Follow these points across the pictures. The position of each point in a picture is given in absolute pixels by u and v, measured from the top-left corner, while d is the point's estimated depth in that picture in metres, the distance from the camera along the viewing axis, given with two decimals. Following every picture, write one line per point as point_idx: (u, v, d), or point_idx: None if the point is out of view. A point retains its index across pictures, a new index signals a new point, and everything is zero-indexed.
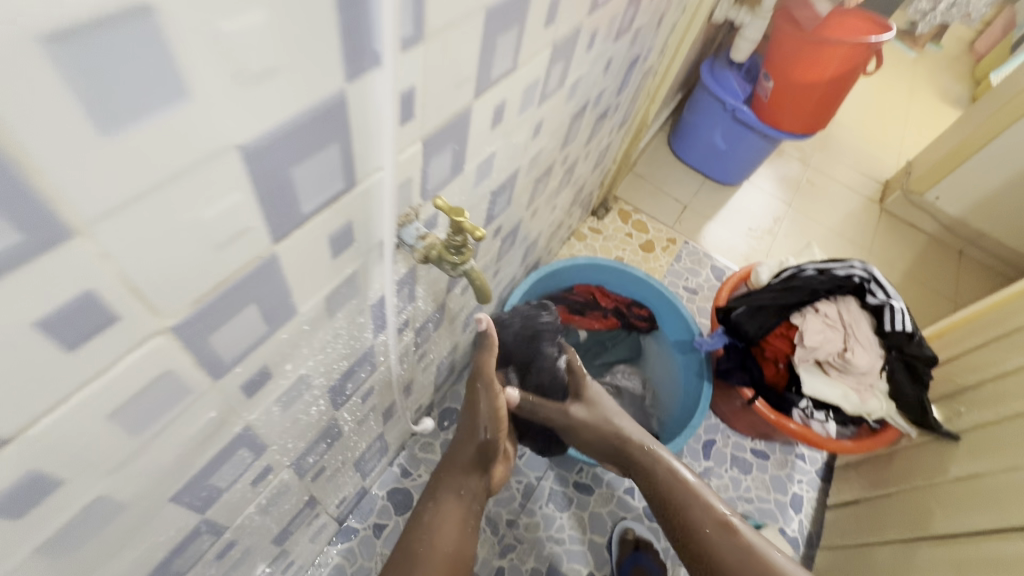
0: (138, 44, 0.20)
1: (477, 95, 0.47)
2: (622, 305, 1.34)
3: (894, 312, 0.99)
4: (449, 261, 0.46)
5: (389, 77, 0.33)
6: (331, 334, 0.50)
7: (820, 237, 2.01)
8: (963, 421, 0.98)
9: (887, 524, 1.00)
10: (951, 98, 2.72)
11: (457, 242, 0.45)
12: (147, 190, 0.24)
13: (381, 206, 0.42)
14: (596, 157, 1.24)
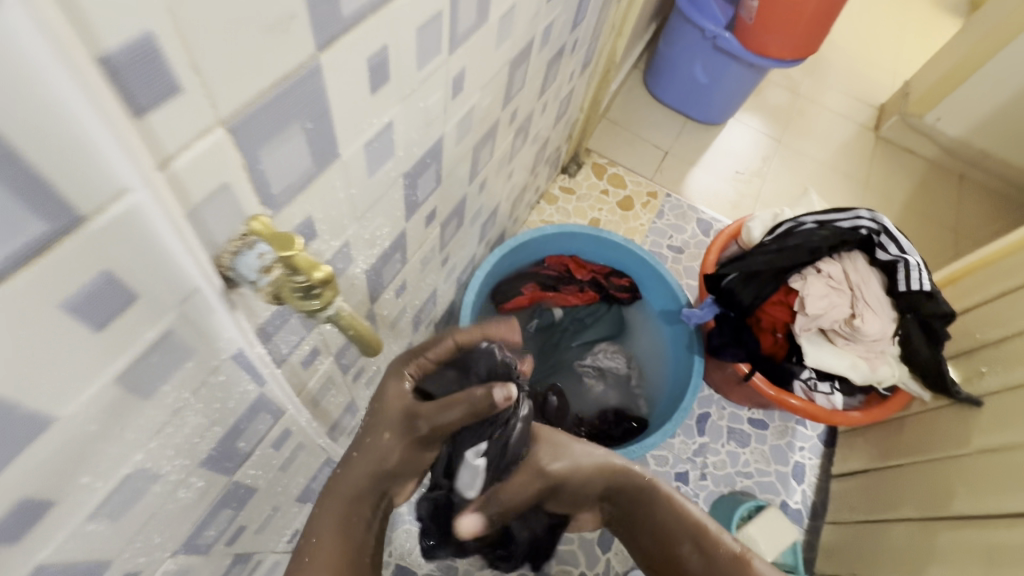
0: None
1: (323, 45, 0.31)
2: (600, 276, 1.19)
3: (909, 269, 0.86)
4: (304, 308, 0.32)
5: (50, 23, 0.17)
6: (175, 406, 0.36)
7: (813, 174, 1.85)
8: (985, 382, 0.88)
9: (901, 499, 0.92)
10: (948, 5, 2.49)
11: (302, 286, 0.30)
12: None
13: (165, 238, 0.27)
14: (558, 108, 1.06)
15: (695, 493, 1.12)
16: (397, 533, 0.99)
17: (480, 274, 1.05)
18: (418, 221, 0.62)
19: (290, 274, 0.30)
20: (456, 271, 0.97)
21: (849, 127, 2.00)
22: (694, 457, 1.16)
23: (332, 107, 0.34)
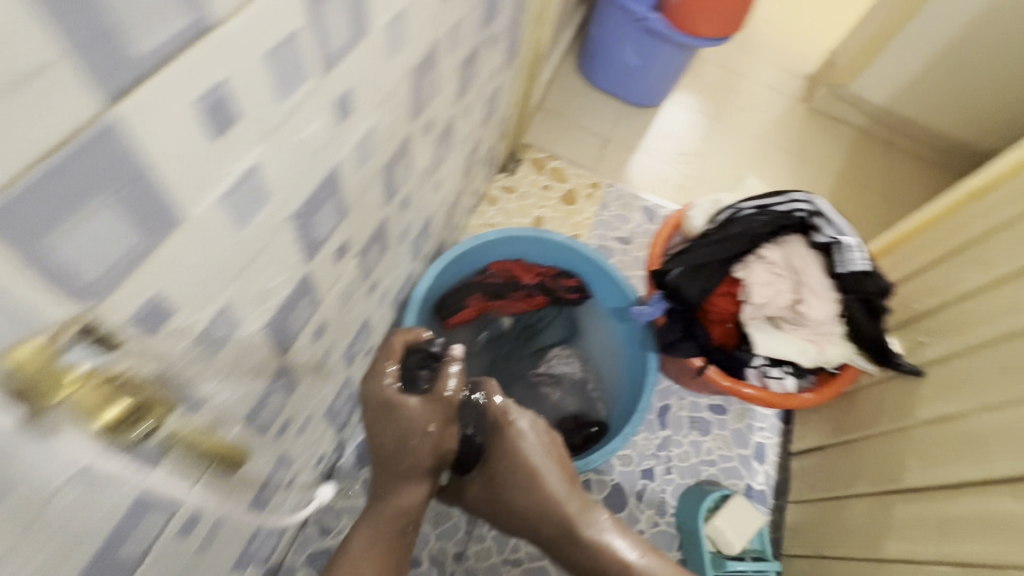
0: None
1: (118, 94, 0.24)
2: (547, 278, 1.15)
3: (846, 249, 0.87)
4: (127, 437, 0.33)
5: None
6: (9, 544, 0.29)
7: (751, 149, 1.87)
8: (925, 352, 0.89)
9: (857, 474, 0.93)
10: None
11: (130, 419, 0.32)
12: None
13: None
14: (484, 108, 1.00)
15: (662, 489, 1.11)
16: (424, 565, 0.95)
17: (420, 289, 0.99)
18: (325, 259, 0.55)
19: (117, 415, 0.31)
20: (391, 293, 0.91)
21: (781, 100, 2.03)
22: (658, 452, 1.14)
23: (153, 167, 0.28)
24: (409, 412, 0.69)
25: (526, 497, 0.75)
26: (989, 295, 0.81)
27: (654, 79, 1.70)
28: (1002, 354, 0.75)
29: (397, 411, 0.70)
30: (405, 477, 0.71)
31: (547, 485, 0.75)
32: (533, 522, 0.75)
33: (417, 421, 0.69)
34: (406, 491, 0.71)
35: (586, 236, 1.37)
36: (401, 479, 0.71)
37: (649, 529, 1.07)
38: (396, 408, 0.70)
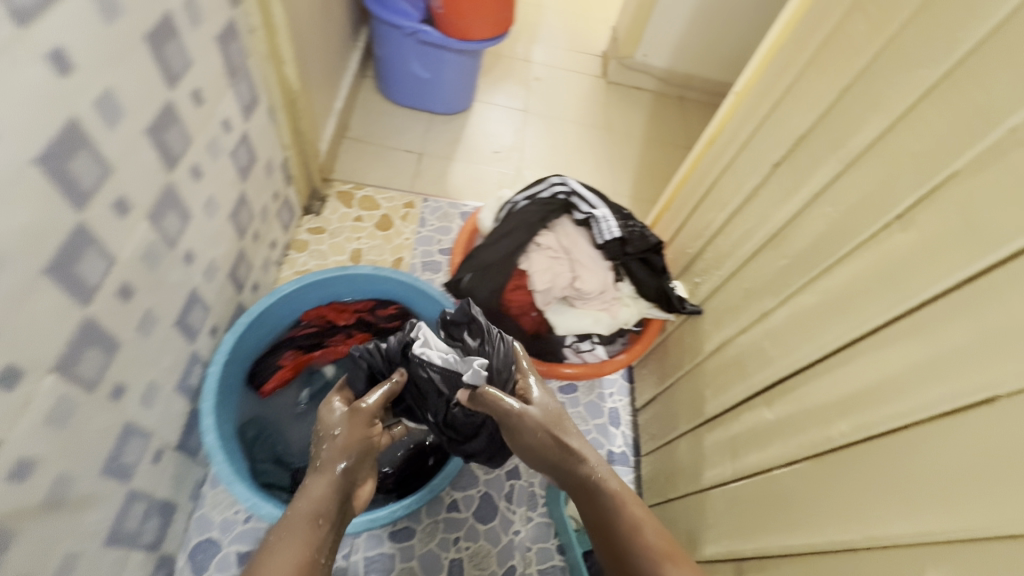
0: None
1: None
2: (364, 312, 1.12)
3: (599, 222, 0.93)
4: None
5: None
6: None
7: (564, 132, 1.96)
8: (700, 291, 0.98)
9: (678, 415, 1.00)
10: None
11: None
12: None
13: None
14: (235, 163, 0.95)
15: (529, 483, 1.12)
16: None
17: (222, 354, 0.94)
18: None
19: None
20: (168, 384, 0.83)
21: (581, 80, 2.15)
22: None
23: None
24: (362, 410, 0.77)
25: (546, 446, 0.74)
26: (729, 230, 0.90)
27: (449, 86, 1.73)
28: (742, 281, 0.84)
29: (325, 419, 0.77)
30: (323, 471, 0.71)
31: (560, 440, 0.74)
32: (546, 463, 0.76)
33: (340, 416, 0.76)
34: (320, 487, 0.70)
35: (408, 257, 1.36)
36: (319, 476, 0.71)
37: (524, 526, 1.07)
38: (325, 418, 0.77)
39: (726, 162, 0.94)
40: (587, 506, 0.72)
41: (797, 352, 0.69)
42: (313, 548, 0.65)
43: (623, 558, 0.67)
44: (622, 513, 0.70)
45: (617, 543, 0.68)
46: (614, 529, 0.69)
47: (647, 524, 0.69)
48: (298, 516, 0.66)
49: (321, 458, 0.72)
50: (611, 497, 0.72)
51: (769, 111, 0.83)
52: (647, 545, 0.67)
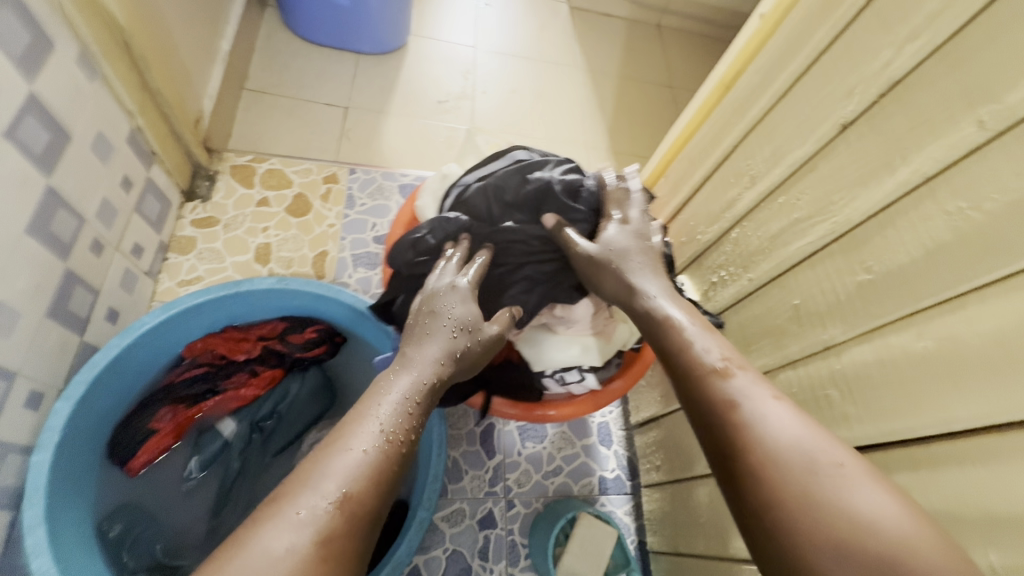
0: None
1: None
2: (271, 340, 0.83)
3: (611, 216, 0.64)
4: None
5: None
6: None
7: (523, 72, 1.62)
8: (721, 294, 0.73)
9: (693, 452, 0.78)
10: None
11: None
12: None
13: None
14: (19, 147, 0.60)
15: (507, 531, 0.90)
16: None
17: (52, 432, 0.65)
18: None
19: None
20: None
21: (540, 5, 1.77)
22: (493, 487, 0.93)
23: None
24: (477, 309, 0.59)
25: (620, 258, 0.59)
26: (762, 217, 0.66)
27: (374, 16, 1.34)
28: (791, 293, 0.61)
29: (452, 296, 0.59)
30: (448, 348, 0.55)
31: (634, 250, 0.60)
32: (609, 287, 0.59)
33: (460, 300, 0.58)
34: (438, 364, 0.53)
35: (335, 250, 1.05)
36: (447, 363, 0.54)
37: None
38: (453, 297, 0.59)
39: (758, 116, 0.67)
40: (645, 331, 0.55)
41: (905, 415, 0.47)
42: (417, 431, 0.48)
43: (678, 385, 0.48)
44: (681, 329, 0.51)
45: (666, 367, 0.51)
46: (669, 346, 0.51)
47: (703, 343, 0.49)
48: (415, 387, 0.50)
49: (454, 340, 0.55)
50: (664, 320, 0.53)
51: (836, 40, 0.55)
52: (694, 361, 0.48)
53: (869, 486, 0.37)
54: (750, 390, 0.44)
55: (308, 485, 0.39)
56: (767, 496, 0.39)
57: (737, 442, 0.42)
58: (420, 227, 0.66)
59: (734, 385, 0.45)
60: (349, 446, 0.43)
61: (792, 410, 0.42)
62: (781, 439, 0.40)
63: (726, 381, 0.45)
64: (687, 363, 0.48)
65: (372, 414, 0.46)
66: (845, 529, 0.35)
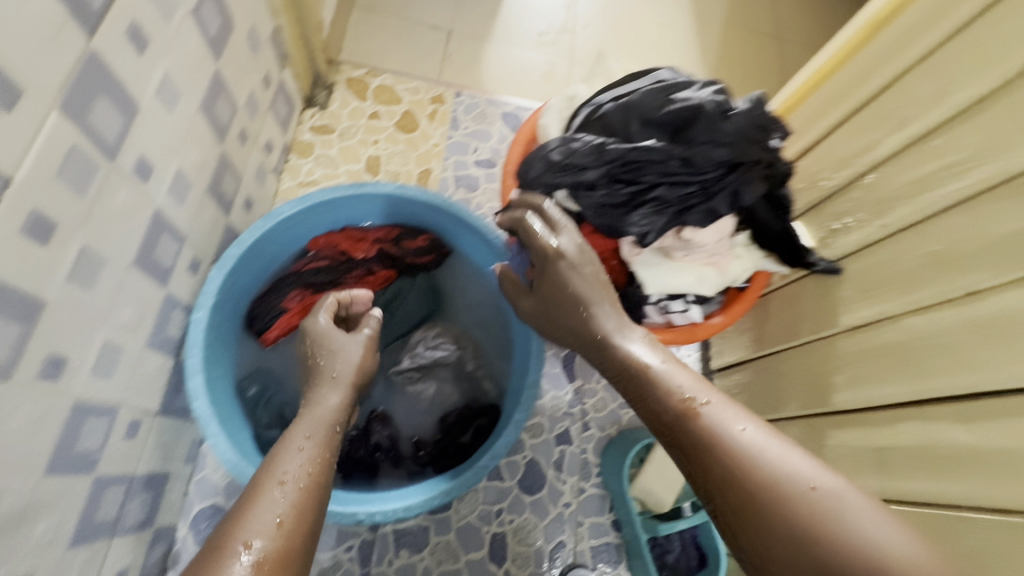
0: None
1: None
2: (388, 243, 0.88)
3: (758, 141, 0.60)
4: None
5: None
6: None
7: (626, 9, 1.55)
8: (841, 241, 0.72)
9: (783, 395, 0.79)
10: None
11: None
12: None
13: None
14: (200, 27, 0.64)
15: (581, 450, 0.96)
16: None
17: (208, 296, 0.72)
18: None
19: None
20: (132, 342, 0.62)
21: None
22: (571, 409, 0.98)
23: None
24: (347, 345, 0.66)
25: (566, 285, 0.59)
26: (906, 158, 0.64)
27: None
28: (934, 238, 0.59)
29: (323, 339, 0.66)
30: (332, 384, 0.61)
31: (571, 281, 0.59)
32: (564, 323, 0.60)
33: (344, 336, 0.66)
34: (337, 397, 0.60)
35: (438, 170, 1.08)
36: (337, 389, 0.61)
37: (576, 499, 0.93)
38: (326, 340, 0.66)
39: (919, 55, 0.62)
40: (611, 374, 0.55)
41: None
42: (327, 456, 0.53)
43: (656, 426, 0.49)
44: (647, 368, 0.51)
45: (641, 410, 0.51)
46: (637, 386, 0.51)
47: (663, 380, 0.50)
48: (318, 424, 0.56)
49: (337, 374, 0.62)
50: (626, 358, 0.53)
51: None
52: (665, 399, 0.49)
53: (846, 508, 0.39)
54: (715, 418, 0.46)
55: (231, 542, 0.43)
56: (765, 544, 0.40)
57: (722, 481, 0.43)
58: (552, 143, 0.66)
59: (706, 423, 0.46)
60: (266, 498, 0.47)
61: (762, 436, 0.44)
62: (760, 470, 0.42)
63: (699, 424, 0.46)
64: (653, 402, 0.49)
65: (275, 468, 0.49)
66: (838, 556, 0.37)
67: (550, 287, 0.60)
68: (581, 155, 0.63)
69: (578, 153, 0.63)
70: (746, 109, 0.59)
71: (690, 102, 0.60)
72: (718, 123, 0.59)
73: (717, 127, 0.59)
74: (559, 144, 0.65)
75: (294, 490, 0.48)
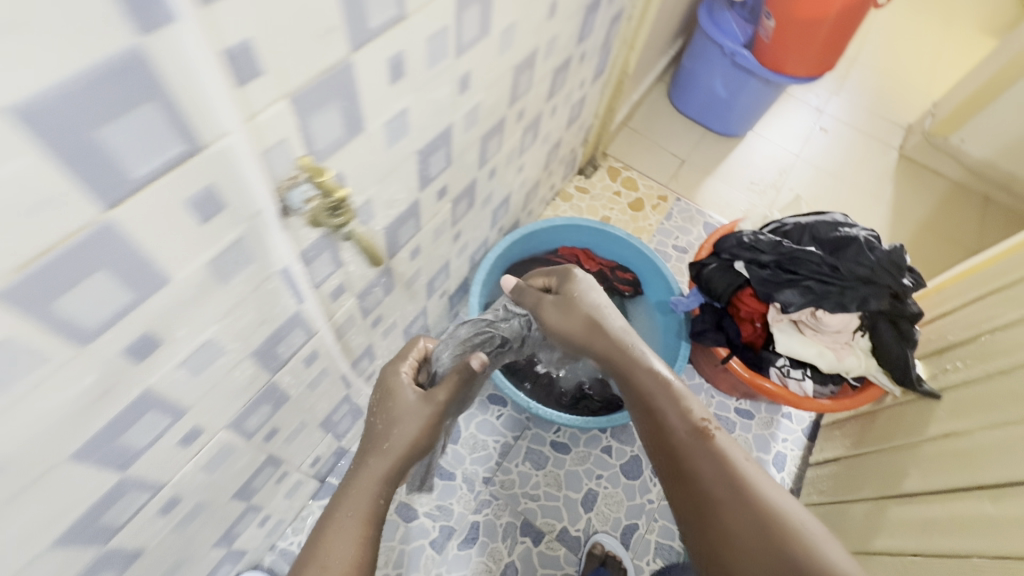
0: (56, 102, 0.27)
1: (371, 61, 0.48)
2: (606, 267, 1.30)
3: (890, 270, 0.91)
4: (328, 222, 0.50)
5: (269, 82, 0.39)
6: (233, 299, 0.50)
7: (833, 187, 1.88)
8: (947, 378, 0.95)
9: (862, 481, 0.99)
10: (975, 40, 2.50)
11: (332, 203, 0.47)
12: (40, 203, 0.30)
13: (271, 231, 0.48)
14: (570, 112, 1.18)
15: None
16: (457, 474, 1.15)
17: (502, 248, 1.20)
18: (430, 193, 0.77)
19: (323, 195, 0.46)
20: (469, 249, 1.11)
21: (872, 144, 2.02)
22: None
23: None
24: (404, 408, 0.75)
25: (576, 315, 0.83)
26: (1011, 331, 0.86)
27: (738, 111, 1.80)
28: (1009, 382, 0.81)
29: (386, 409, 0.76)
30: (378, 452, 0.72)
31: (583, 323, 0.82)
32: (574, 345, 0.85)
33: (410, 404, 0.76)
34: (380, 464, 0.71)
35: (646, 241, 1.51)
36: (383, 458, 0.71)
37: (658, 500, 1.16)
38: (388, 412, 0.75)
39: None
40: (637, 392, 0.76)
41: None
42: (369, 534, 0.67)
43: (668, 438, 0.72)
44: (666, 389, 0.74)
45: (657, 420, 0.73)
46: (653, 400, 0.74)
47: (685, 405, 0.73)
48: (361, 497, 0.68)
49: (387, 446, 0.72)
50: (654, 378, 0.76)
51: None
52: (685, 422, 0.71)
53: (792, 505, 0.65)
54: (727, 452, 0.69)
55: None
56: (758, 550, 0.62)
57: (703, 539, 0.66)
58: (746, 232, 1.03)
59: (715, 445, 0.69)
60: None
61: (757, 471, 0.68)
62: (726, 517, 0.65)
63: (717, 452, 0.69)
64: (646, 404, 0.75)
65: (325, 553, 0.65)
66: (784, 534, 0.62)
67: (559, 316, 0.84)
68: (764, 242, 0.99)
69: (762, 241, 0.99)
70: (891, 248, 0.92)
71: (853, 234, 0.94)
72: (869, 251, 0.92)
73: (866, 254, 0.92)
74: (751, 234, 1.02)
75: (343, 561, 0.65)
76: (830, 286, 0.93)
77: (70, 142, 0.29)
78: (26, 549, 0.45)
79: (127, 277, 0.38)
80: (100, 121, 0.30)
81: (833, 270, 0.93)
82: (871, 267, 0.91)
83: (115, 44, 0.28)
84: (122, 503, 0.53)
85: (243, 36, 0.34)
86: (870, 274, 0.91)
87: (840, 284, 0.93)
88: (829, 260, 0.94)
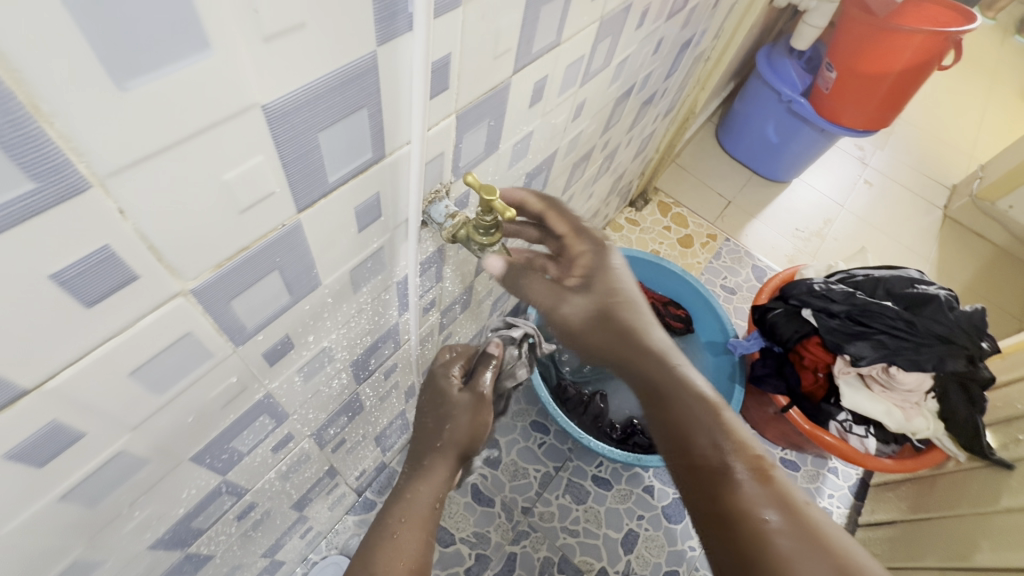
0: (296, 103, 0.27)
1: (522, 85, 0.48)
2: (658, 302, 1.27)
3: (967, 333, 0.90)
4: (477, 241, 0.46)
5: (449, 98, 0.39)
6: (355, 308, 0.49)
7: (878, 240, 1.87)
8: (1018, 449, 0.92)
9: (926, 549, 0.95)
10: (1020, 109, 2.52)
11: (488, 222, 0.45)
12: (252, 204, 0.29)
13: (405, 243, 0.47)
14: (638, 146, 1.19)
15: None
16: (495, 501, 1.12)
17: None
18: None
19: (483, 212, 0.44)
20: None
21: (916, 201, 2.02)
22: None
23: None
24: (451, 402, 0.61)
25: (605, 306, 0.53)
26: None
27: (789, 157, 1.81)
28: None
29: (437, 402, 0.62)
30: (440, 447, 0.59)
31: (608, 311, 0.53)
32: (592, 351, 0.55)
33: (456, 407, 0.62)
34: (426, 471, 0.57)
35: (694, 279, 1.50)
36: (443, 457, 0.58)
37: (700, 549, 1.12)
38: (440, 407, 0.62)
39: None
40: (667, 413, 0.51)
41: None
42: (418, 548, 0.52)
43: (712, 480, 0.47)
44: (706, 411, 0.50)
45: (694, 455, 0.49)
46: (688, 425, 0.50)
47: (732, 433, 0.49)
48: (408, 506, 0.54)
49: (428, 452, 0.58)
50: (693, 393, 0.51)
51: None
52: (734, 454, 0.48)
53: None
54: (795, 498, 0.45)
55: None
56: None
57: None
58: (817, 281, 1.03)
59: (773, 487, 0.46)
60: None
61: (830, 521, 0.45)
62: None
63: (784, 502, 0.45)
64: (684, 430, 0.50)
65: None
66: None
67: (582, 306, 0.53)
68: (836, 292, 0.98)
69: (833, 291, 0.99)
70: (969, 309, 0.91)
71: (930, 292, 0.93)
72: (949, 311, 0.91)
73: (946, 313, 0.91)
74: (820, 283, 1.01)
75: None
76: (905, 342, 0.92)
77: (293, 145, 0.28)
78: (129, 549, 0.43)
79: (290, 280, 0.37)
80: (321, 125, 0.29)
81: (908, 327, 0.92)
82: (950, 327, 0.90)
83: (357, 50, 0.28)
84: (210, 509, 0.51)
85: (444, 51, 0.34)
86: (949, 333, 0.90)
87: (915, 340, 0.92)
88: (905, 316, 0.93)
